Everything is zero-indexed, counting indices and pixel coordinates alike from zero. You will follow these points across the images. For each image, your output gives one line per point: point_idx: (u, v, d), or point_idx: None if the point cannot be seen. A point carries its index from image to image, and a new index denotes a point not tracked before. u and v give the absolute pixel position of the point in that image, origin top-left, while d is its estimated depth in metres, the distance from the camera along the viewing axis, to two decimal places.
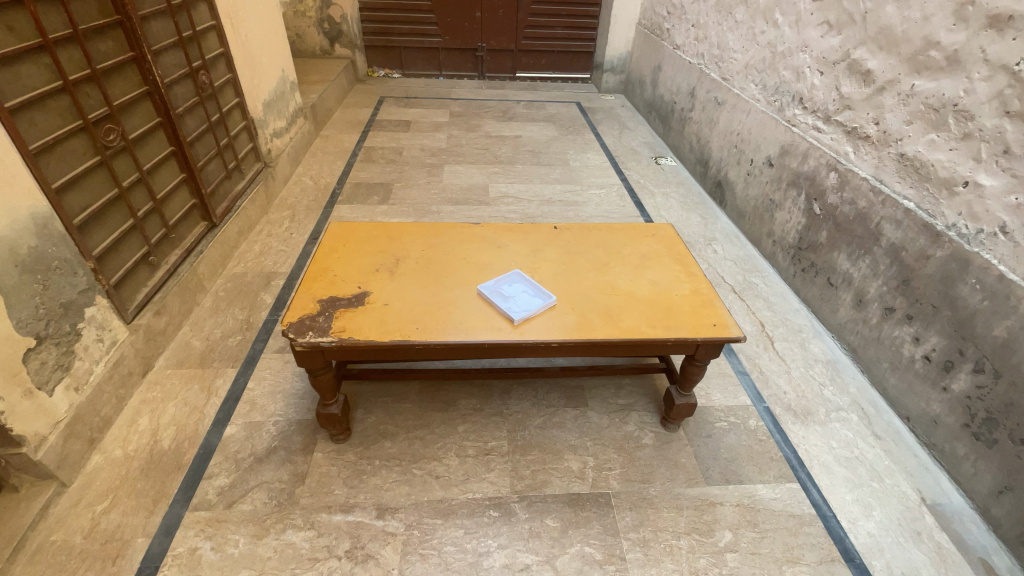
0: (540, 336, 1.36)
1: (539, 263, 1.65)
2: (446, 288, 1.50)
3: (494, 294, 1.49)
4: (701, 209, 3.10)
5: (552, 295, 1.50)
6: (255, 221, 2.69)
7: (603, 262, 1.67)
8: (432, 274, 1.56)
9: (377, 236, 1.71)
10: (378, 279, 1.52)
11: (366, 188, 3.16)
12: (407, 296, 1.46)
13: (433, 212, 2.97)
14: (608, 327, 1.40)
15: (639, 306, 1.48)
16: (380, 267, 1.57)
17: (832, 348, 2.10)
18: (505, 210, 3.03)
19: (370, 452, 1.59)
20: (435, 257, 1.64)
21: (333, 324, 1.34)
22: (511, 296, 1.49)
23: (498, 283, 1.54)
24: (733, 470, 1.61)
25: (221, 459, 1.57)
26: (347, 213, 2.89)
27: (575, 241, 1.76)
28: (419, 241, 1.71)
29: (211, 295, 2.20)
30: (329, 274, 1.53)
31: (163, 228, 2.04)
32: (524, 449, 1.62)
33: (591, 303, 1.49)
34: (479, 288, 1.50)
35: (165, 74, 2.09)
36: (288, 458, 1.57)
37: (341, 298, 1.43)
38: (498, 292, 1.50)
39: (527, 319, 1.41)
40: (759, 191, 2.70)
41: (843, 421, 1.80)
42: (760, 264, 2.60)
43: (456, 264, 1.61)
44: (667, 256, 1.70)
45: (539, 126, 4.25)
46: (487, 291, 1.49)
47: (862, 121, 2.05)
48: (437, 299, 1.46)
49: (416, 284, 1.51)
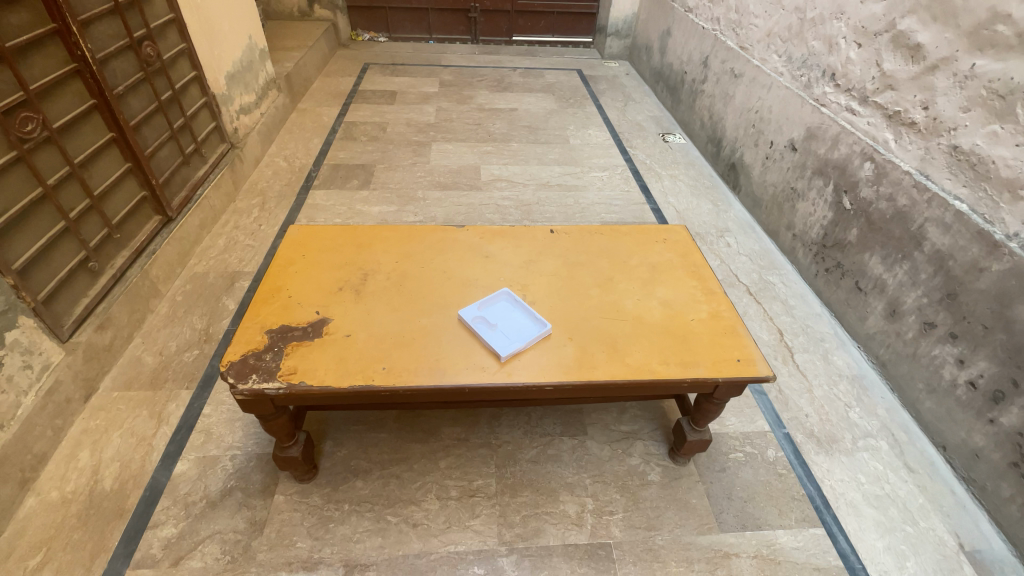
0: (531, 377, 1.14)
1: (532, 278, 1.41)
2: (422, 313, 1.27)
3: (479, 321, 1.26)
4: (713, 195, 2.84)
5: (548, 321, 1.27)
6: (220, 212, 2.44)
7: (607, 275, 1.43)
8: (406, 295, 1.32)
9: (344, 244, 1.48)
10: (342, 301, 1.29)
11: (346, 170, 2.88)
12: (374, 325, 1.23)
13: (418, 198, 2.70)
14: (613, 363, 1.18)
15: (650, 336, 1.25)
16: (345, 286, 1.34)
17: (859, 361, 1.90)
18: (497, 196, 2.76)
19: (339, 494, 1.41)
20: (411, 272, 1.40)
21: (282, 364, 1.12)
22: (499, 324, 1.25)
23: (484, 307, 1.30)
24: (749, 513, 1.43)
25: (170, 503, 1.38)
26: (322, 200, 2.63)
27: (575, 249, 1.52)
28: (394, 250, 1.47)
29: (167, 300, 1.97)
30: (283, 295, 1.30)
31: (106, 228, 1.79)
32: (514, 490, 1.44)
33: (593, 332, 1.26)
34: (460, 313, 1.27)
35: (99, 47, 1.79)
36: (244, 503, 1.38)
37: (295, 328, 1.21)
38: (483, 318, 1.26)
39: (517, 354, 1.19)
40: (779, 177, 2.44)
41: (872, 451, 1.62)
42: (778, 260, 2.37)
43: (436, 281, 1.38)
44: (681, 269, 1.47)
45: (537, 98, 3.91)
46: (470, 317, 1.26)
47: (906, 104, 1.78)
48: (409, 329, 1.23)
49: (385, 308, 1.28)
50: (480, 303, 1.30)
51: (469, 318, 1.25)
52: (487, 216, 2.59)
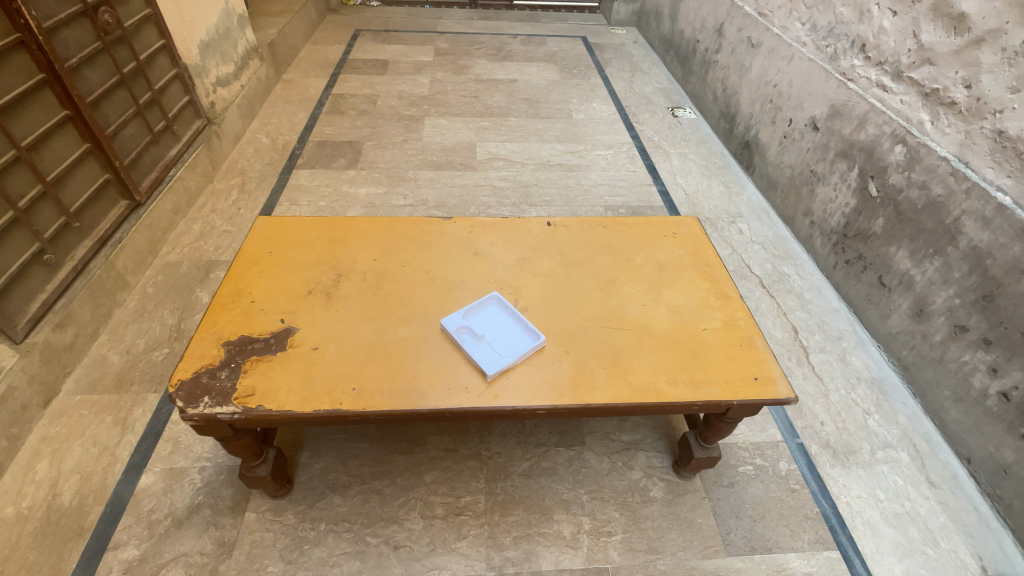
0: (520, 400, 1.00)
1: (526, 280, 1.26)
2: (400, 321, 1.13)
3: (463, 331, 1.12)
4: (725, 176, 2.65)
5: (542, 331, 1.13)
6: (196, 195, 2.28)
7: (609, 276, 1.28)
8: (383, 300, 1.18)
9: (316, 240, 1.33)
10: (311, 307, 1.15)
11: (332, 147, 2.69)
12: (346, 336, 1.09)
13: (409, 179, 2.52)
14: (614, 383, 1.04)
15: (657, 350, 1.11)
16: (314, 289, 1.20)
17: (879, 363, 1.77)
18: (494, 176, 2.58)
19: (315, 512, 1.31)
20: (390, 272, 1.26)
21: (238, 385, 0.99)
22: (487, 334, 1.11)
23: (470, 314, 1.16)
24: (758, 534, 1.33)
25: (132, 521, 1.29)
26: (306, 181, 2.46)
27: (575, 244, 1.37)
28: (372, 245, 1.32)
29: (137, 293, 1.85)
30: (246, 299, 1.16)
31: (63, 217, 1.65)
32: (504, 508, 1.33)
33: (592, 343, 1.12)
34: (443, 322, 1.12)
35: (46, 15, 1.60)
36: (213, 521, 1.29)
37: (255, 340, 1.07)
38: (468, 328, 1.12)
39: (506, 372, 1.05)
40: (797, 158, 2.26)
41: (891, 464, 1.50)
42: (793, 248, 2.21)
43: (417, 282, 1.23)
44: (692, 269, 1.32)
45: (538, 67, 3.67)
46: (454, 326, 1.12)
47: (946, 81, 1.60)
48: (385, 341, 1.09)
49: (359, 316, 1.14)
50: (465, 309, 1.15)
51: (453, 328, 1.11)
52: (482, 199, 2.42)
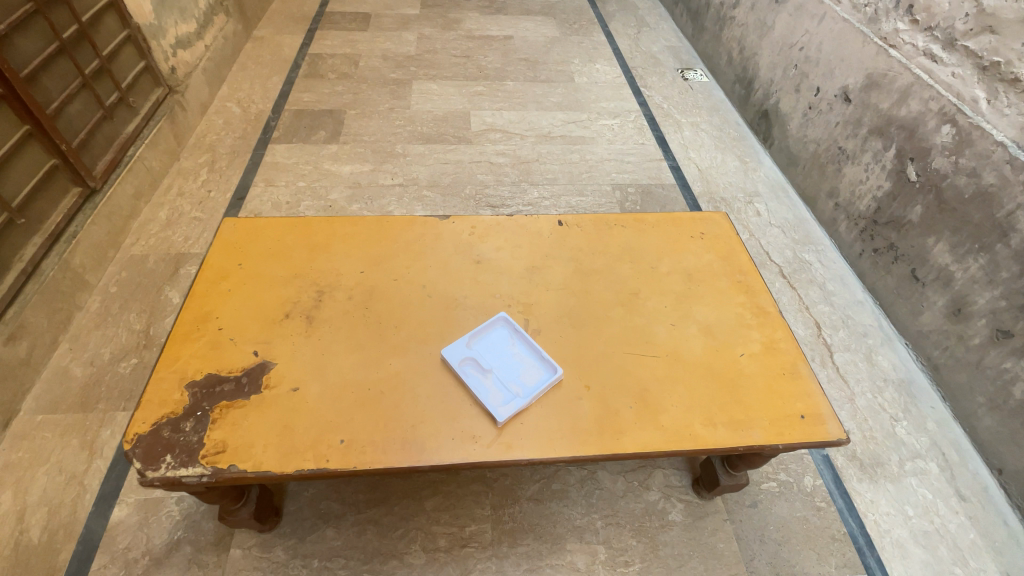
0: (536, 451, 0.87)
1: (536, 293, 1.10)
2: (395, 351, 0.98)
3: (468, 363, 0.96)
4: (741, 149, 2.45)
5: (558, 361, 0.98)
6: (161, 176, 2.06)
7: (632, 287, 1.12)
8: (373, 324, 1.02)
9: (294, 248, 1.15)
10: (289, 335, 0.99)
11: (311, 117, 2.44)
12: (331, 373, 0.94)
13: (397, 154, 2.30)
14: (643, 425, 0.91)
15: (691, 382, 0.97)
16: (292, 311, 1.03)
17: (906, 362, 1.66)
18: (491, 150, 2.36)
19: (306, 547, 1.20)
20: (380, 286, 1.09)
21: (206, 440, 0.85)
22: (495, 366, 0.96)
23: (474, 341, 1.00)
24: (785, 559, 1.24)
25: (106, 561, 1.17)
26: (284, 157, 2.23)
27: (591, 247, 1.19)
28: (359, 253, 1.14)
29: (100, 293, 1.67)
30: (214, 327, 1.00)
31: (6, 212, 1.44)
32: (513, 537, 1.24)
33: (616, 375, 0.97)
34: (443, 352, 0.97)
35: None
36: (195, 559, 1.17)
37: (225, 381, 0.92)
38: (474, 359, 0.97)
39: (519, 414, 0.91)
40: (823, 133, 2.07)
41: (921, 476, 1.41)
42: (815, 232, 2.06)
43: (411, 300, 1.07)
44: (724, 278, 1.16)
45: (536, 22, 3.35)
46: (457, 358, 0.96)
47: (1008, 53, 1.42)
48: (377, 377, 0.94)
49: (345, 346, 0.98)
50: (470, 335, 1.00)
51: (457, 360, 0.96)
52: (479, 177, 2.22)
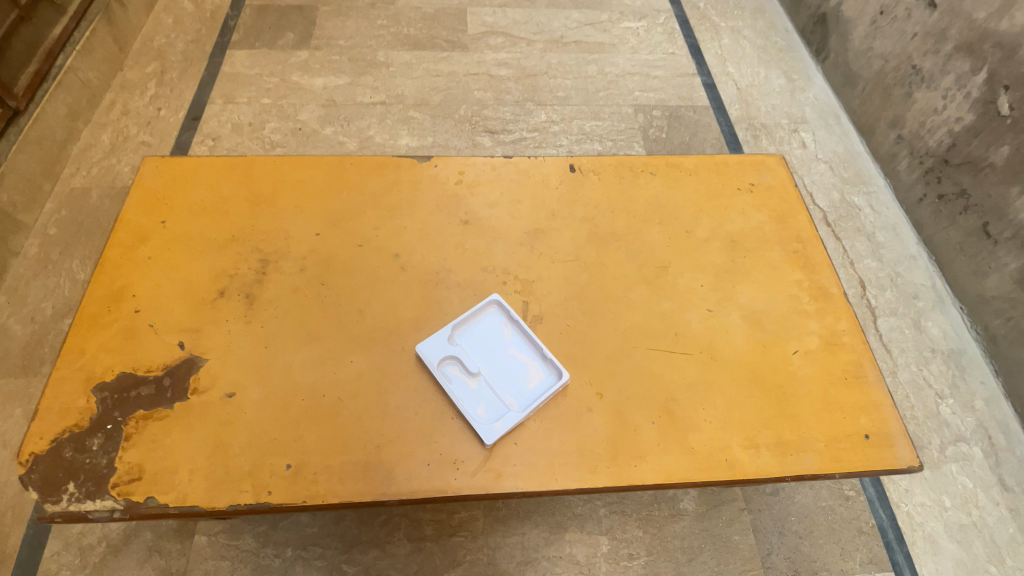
0: (532, 482, 0.69)
1: (539, 265, 0.86)
2: (357, 344, 0.77)
3: (450, 362, 0.76)
4: (787, 62, 2.06)
5: (564, 359, 0.78)
6: (101, 90, 1.74)
7: (662, 258, 0.89)
8: (329, 306, 0.81)
9: (233, 202, 0.92)
10: (224, 320, 0.79)
11: (277, 15, 2.03)
12: (276, 373, 0.75)
13: (380, 63, 1.93)
14: (670, 448, 0.72)
15: (731, 389, 0.77)
16: (228, 289, 0.82)
17: (958, 329, 1.46)
18: (492, 59, 1.98)
19: (278, 534, 1.08)
20: (339, 254, 0.86)
21: (119, 464, 0.68)
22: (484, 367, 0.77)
23: (459, 332, 0.80)
24: (805, 554, 1.13)
25: (60, 547, 1.06)
26: (246, 67, 1.88)
27: (611, 203, 0.94)
28: (313, 209, 0.90)
29: (36, 236, 1.45)
30: (131, 310, 0.80)
31: None
32: (507, 526, 1.12)
33: (637, 378, 0.77)
34: (418, 348, 0.76)
35: None
36: (157, 546, 1.07)
37: (142, 384, 0.74)
38: (457, 357, 0.77)
39: (513, 432, 0.72)
40: (894, 45, 1.70)
41: (963, 462, 1.27)
42: (867, 170, 1.77)
43: (378, 272, 0.84)
44: (776, 249, 0.93)
45: None
46: (435, 357, 0.76)
47: None
48: (334, 380, 0.74)
49: (294, 336, 0.78)
50: (452, 325, 0.79)
51: (435, 359, 0.76)
52: (476, 93, 1.87)
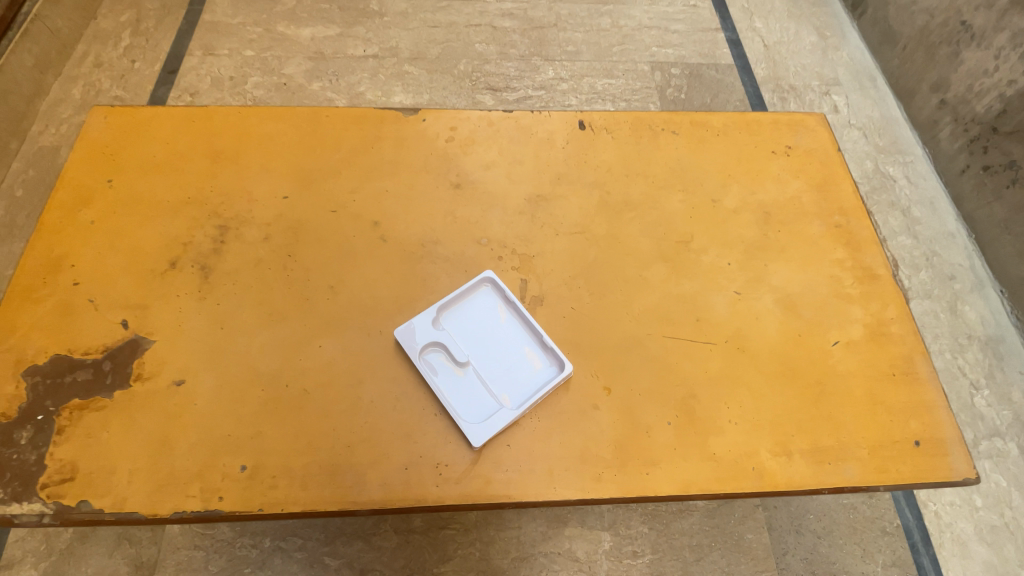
0: (526, 492, 0.59)
1: (540, 237, 0.74)
2: (326, 325, 0.66)
3: (434, 350, 0.66)
4: (820, 16, 1.86)
5: (567, 348, 0.67)
6: (73, 40, 1.60)
7: (684, 231, 0.76)
8: (295, 281, 0.69)
9: (190, 160, 0.80)
10: (174, 296, 0.68)
11: None
12: (231, 359, 0.64)
13: (373, 12, 1.76)
14: (688, 454, 0.62)
15: (761, 385, 0.66)
16: (180, 260, 0.71)
17: (998, 315, 1.34)
18: (497, 9, 1.80)
19: (256, 523, 1.01)
20: (309, 220, 0.74)
21: (50, 462, 0.59)
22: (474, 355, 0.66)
23: (446, 315, 0.69)
24: (823, 555, 1.05)
25: (24, 533, 0.99)
26: (227, 15, 1.72)
27: (626, 166, 0.81)
28: (280, 168, 0.78)
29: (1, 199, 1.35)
30: (69, 282, 0.70)
31: None
32: (502, 519, 1.04)
33: (652, 372, 0.66)
34: (398, 332, 0.66)
35: None
36: (127, 534, 1.00)
37: (78, 369, 0.64)
38: (443, 343, 0.66)
39: (506, 432, 0.62)
40: None
41: (997, 459, 1.17)
42: (903, 138, 1.61)
43: (353, 242, 0.72)
44: (816, 223, 0.81)
45: None
46: (417, 343, 0.65)
47: None
48: (299, 367, 0.64)
49: (254, 315, 0.67)
50: (438, 306, 0.68)
51: (417, 346, 0.65)
52: (477, 47, 1.71)
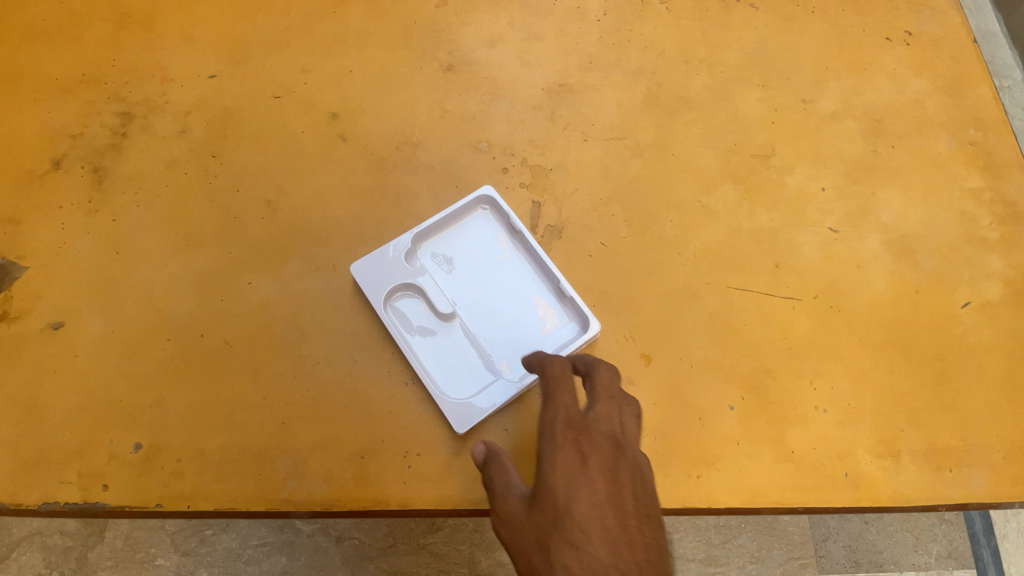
0: None
1: (561, 143, 0.53)
2: (259, 255, 0.48)
3: (407, 295, 0.47)
4: None
5: (592, 299, 0.48)
6: None
7: (762, 143, 0.55)
8: (220, 192, 0.50)
9: (86, 23, 0.58)
10: (57, 208, 0.50)
11: None
12: (131, 297, 0.47)
13: None
14: (756, 451, 0.44)
15: (860, 360, 0.48)
16: (67, 158, 0.52)
17: None
18: None
19: None
20: (242, 110, 0.53)
21: None
22: (464, 305, 0.47)
23: (426, 249, 0.50)
24: (870, 543, 0.88)
25: None
26: None
27: (684, 50, 0.58)
28: (206, 37, 0.56)
29: None
30: None
31: None
32: None
33: (710, 336, 0.47)
34: (356, 271, 0.47)
35: None
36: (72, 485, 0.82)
37: None
38: (420, 287, 0.47)
39: (503, 412, 0.44)
40: None
41: None
42: None
43: (302, 143, 0.52)
44: (942, 137, 0.58)
45: None
46: (382, 287, 0.47)
47: None
48: (219, 312, 0.46)
49: (161, 238, 0.49)
50: (414, 235, 0.49)
51: (383, 291, 0.47)
52: None
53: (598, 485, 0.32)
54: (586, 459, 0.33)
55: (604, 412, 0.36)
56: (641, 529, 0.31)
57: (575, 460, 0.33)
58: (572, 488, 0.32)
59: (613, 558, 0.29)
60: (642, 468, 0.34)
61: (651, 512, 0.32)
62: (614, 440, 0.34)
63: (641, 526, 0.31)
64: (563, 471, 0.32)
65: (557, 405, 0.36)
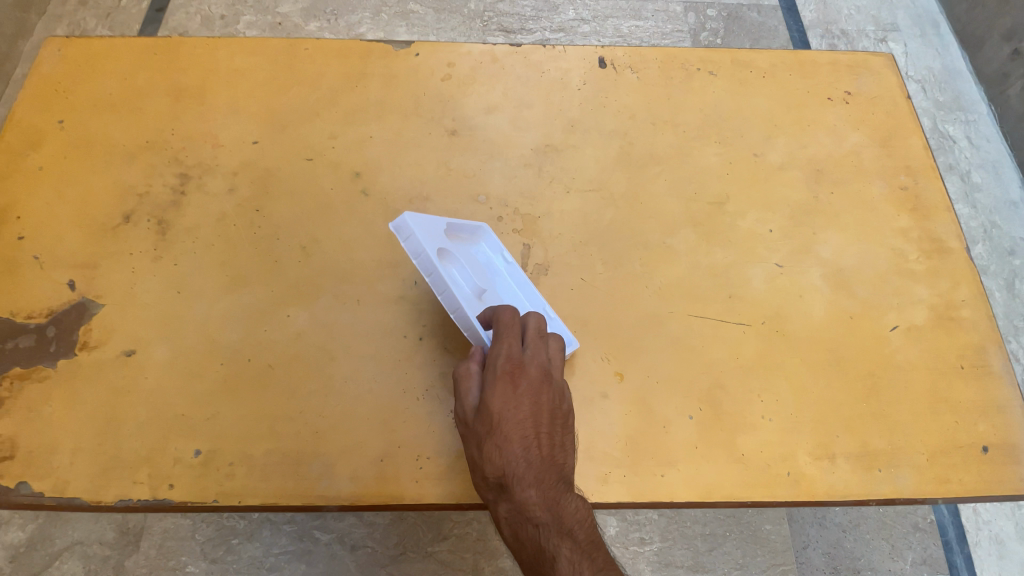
0: None
1: (547, 195, 0.63)
2: (296, 292, 0.58)
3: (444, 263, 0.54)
4: None
5: (571, 326, 0.57)
6: None
7: (718, 192, 0.65)
8: (263, 239, 0.60)
9: (148, 98, 0.69)
10: (127, 255, 0.60)
11: None
12: (189, 327, 0.56)
13: None
14: (711, 453, 0.53)
15: (802, 377, 0.56)
16: (136, 213, 0.62)
17: None
18: None
19: None
20: (281, 170, 0.64)
21: None
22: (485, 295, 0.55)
23: (462, 240, 0.57)
24: (847, 549, 0.94)
25: None
26: None
27: (651, 112, 0.68)
28: (250, 109, 0.68)
29: None
30: (10, 235, 0.61)
31: None
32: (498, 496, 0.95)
33: (673, 357, 0.56)
34: (406, 220, 0.52)
35: None
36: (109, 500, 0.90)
37: (20, 335, 0.56)
38: (455, 264, 0.55)
39: None
40: None
41: None
42: (958, 91, 1.24)
43: (330, 197, 0.62)
44: (876, 183, 0.68)
45: None
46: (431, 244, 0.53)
47: None
48: (263, 340, 0.56)
49: (214, 279, 0.58)
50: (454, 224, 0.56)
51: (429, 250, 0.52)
52: None
53: (524, 403, 0.48)
54: (519, 385, 0.49)
55: (537, 352, 0.50)
56: (549, 431, 0.49)
57: (510, 388, 0.48)
58: (509, 407, 0.48)
59: (525, 454, 0.48)
60: (557, 393, 0.50)
61: (559, 420, 0.50)
62: (543, 372, 0.50)
63: (550, 430, 0.49)
64: (501, 395, 0.48)
65: (503, 343, 0.49)
